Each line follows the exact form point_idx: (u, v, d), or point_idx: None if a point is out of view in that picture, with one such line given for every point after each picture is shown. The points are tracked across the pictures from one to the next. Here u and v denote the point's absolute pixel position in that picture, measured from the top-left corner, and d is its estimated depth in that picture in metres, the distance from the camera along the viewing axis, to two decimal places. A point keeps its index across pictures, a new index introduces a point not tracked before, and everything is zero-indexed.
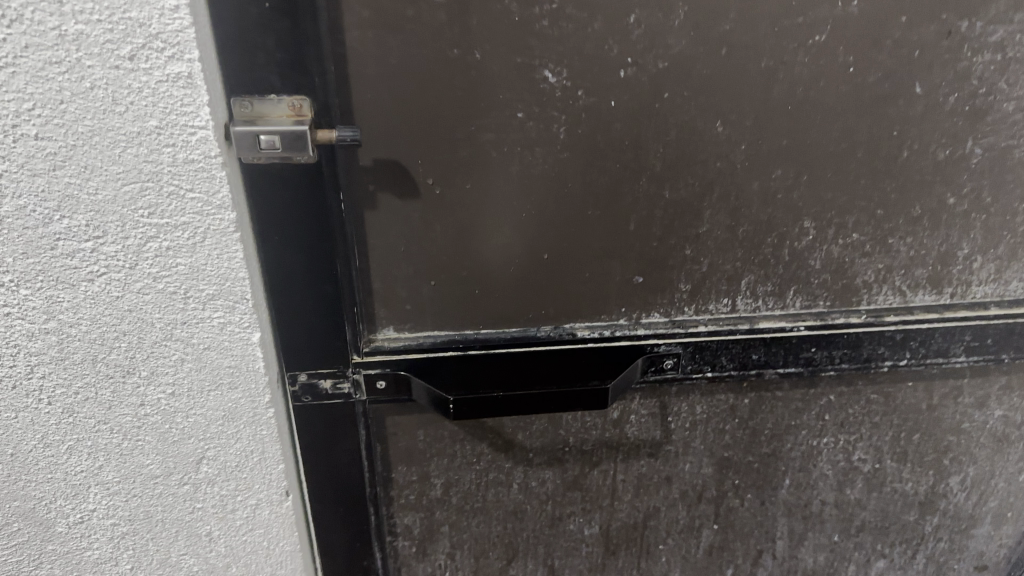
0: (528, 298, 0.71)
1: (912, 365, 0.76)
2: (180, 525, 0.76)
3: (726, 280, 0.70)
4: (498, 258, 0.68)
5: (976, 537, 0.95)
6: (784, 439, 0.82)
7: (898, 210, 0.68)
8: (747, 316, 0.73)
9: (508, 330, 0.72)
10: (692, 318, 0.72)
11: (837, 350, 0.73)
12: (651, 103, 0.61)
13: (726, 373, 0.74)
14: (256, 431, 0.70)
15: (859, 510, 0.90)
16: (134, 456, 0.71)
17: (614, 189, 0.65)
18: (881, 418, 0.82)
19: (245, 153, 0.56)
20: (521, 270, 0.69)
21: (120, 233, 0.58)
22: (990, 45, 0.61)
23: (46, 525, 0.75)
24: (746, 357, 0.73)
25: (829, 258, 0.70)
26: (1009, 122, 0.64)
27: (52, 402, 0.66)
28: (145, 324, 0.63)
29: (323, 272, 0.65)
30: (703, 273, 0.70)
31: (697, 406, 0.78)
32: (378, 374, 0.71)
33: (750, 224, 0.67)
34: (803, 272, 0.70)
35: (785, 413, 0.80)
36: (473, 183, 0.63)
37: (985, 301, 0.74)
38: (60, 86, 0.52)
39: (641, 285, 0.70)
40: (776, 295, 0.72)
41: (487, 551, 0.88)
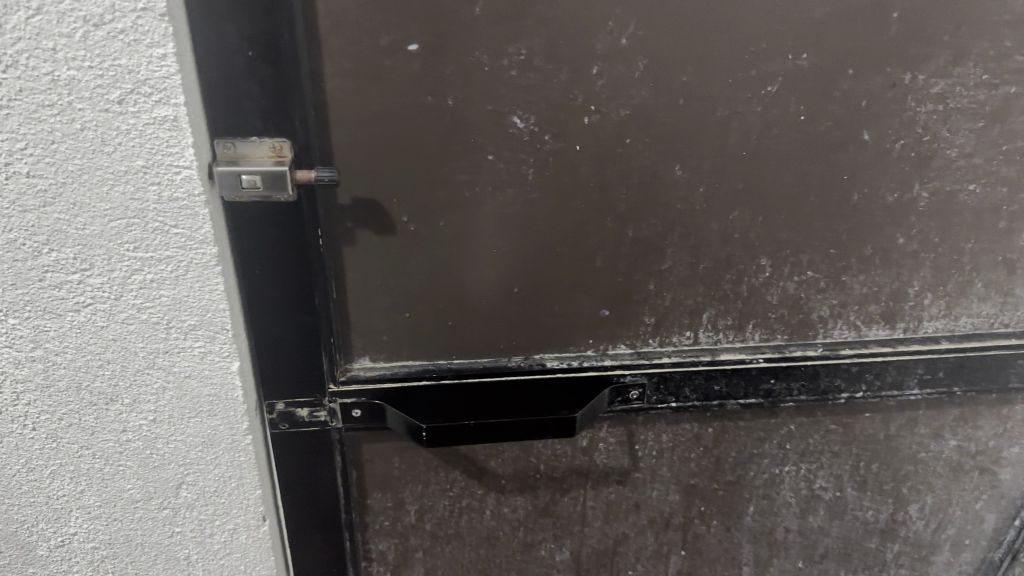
0: (500, 330, 0.74)
1: (869, 397, 0.79)
2: (159, 550, 0.78)
3: (689, 313, 0.73)
4: (470, 291, 0.71)
5: (937, 564, 0.98)
6: (748, 468, 0.85)
7: (851, 249, 0.71)
8: (709, 348, 0.76)
9: (480, 360, 0.75)
10: (656, 350, 0.76)
11: (795, 382, 0.77)
12: (615, 148, 0.64)
13: (690, 403, 0.77)
14: (234, 457, 0.72)
15: (822, 536, 0.93)
16: (115, 481, 0.73)
17: (581, 227, 0.68)
18: (841, 448, 0.85)
19: (227, 192, 0.59)
20: (493, 303, 0.72)
21: (106, 266, 0.61)
22: (933, 96, 0.64)
23: (28, 547, 0.77)
24: (708, 387, 0.76)
25: (786, 294, 0.73)
26: (953, 167, 0.68)
27: (36, 428, 0.69)
28: (128, 353, 0.65)
29: (301, 304, 0.67)
30: (667, 307, 0.73)
31: (663, 435, 0.81)
32: (354, 402, 0.74)
33: (710, 261, 0.70)
34: (762, 307, 0.74)
35: (748, 442, 0.83)
36: (446, 221, 0.67)
37: (936, 335, 0.78)
38: (52, 128, 0.55)
39: (608, 318, 0.73)
40: (736, 329, 0.75)
41: None
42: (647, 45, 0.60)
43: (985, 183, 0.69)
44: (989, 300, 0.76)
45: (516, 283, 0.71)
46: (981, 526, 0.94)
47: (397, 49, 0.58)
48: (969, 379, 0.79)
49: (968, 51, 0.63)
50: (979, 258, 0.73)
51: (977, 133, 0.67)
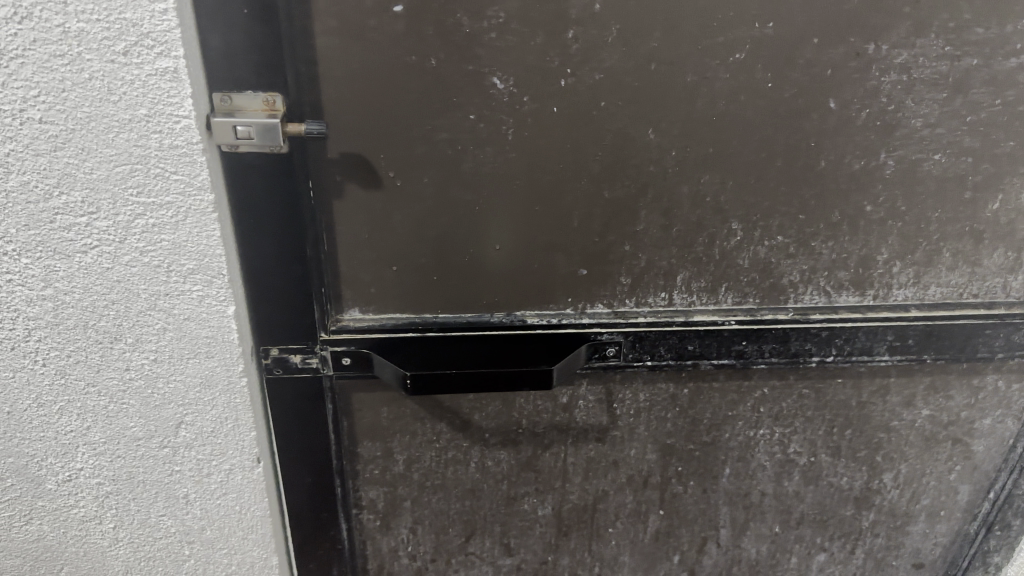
0: (482, 286, 0.77)
1: (839, 362, 0.82)
2: (160, 487, 0.83)
3: (663, 274, 0.77)
4: (453, 247, 0.75)
5: (913, 534, 1.00)
6: (723, 430, 0.88)
7: (819, 215, 0.74)
8: (683, 309, 0.79)
9: (464, 315, 0.79)
10: (633, 310, 0.79)
11: (766, 345, 0.80)
12: (590, 110, 0.68)
13: (664, 362, 0.80)
14: (230, 399, 0.77)
15: (797, 502, 0.96)
16: (119, 419, 0.78)
17: (557, 187, 0.71)
18: (814, 413, 0.88)
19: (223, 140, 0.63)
20: (475, 260, 0.76)
21: (111, 210, 0.65)
22: (895, 66, 0.67)
23: (37, 482, 0.82)
24: (682, 347, 0.79)
25: (757, 258, 0.76)
26: (918, 137, 0.71)
27: (46, 364, 0.74)
28: (132, 294, 0.70)
29: (292, 253, 0.72)
30: (642, 267, 0.76)
31: (639, 394, 0.85)
32: (343, 351, 0.78)
33: (683, 224, 0.73)
34: (733, 270, 0.77)
35: (723, 404, 0.86)
36: (430, 178, 0.70)
37: (906, 303, 0.80)
38: (63, 77, 0.60)
39: (585, 278, 0.77)
40: (709, 291, 0.78)
41: (447, 527, 0.95)
42: (618, 11, 0.63)
43: (949, 153, 0.72)
44: (957, 270, 0.79)
45: (498, 241, 0.74)
46: (955, 497, 0.97)
47: (383, 10, 0.62)
48: (937, 347, 0.82)
49: (928, 21, 0.66)
50: (945, 227, 0.76)
51: (939, 104, 0.69)
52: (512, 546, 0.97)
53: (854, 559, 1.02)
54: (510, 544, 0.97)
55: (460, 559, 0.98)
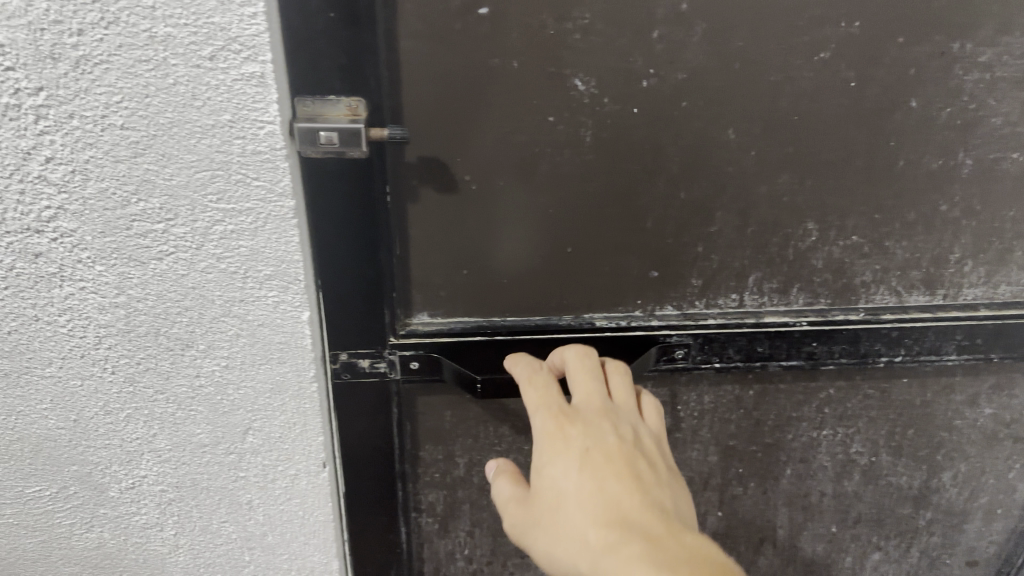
0: (551, 288, 0.77)
1: (907, 362, 0.82)
2: (223, 494, 0.82)
3: (735, 276, 0.76)
4: (525, 249, 0.74)
5: (969, 533, 1.00)
6: (786, 431, 0.88)
7: (894, 215, 0.74)
8: (753, 310, 0.78)
9: (532, 318, 0.78)
10: (702, 311, 0.78)
11: (836, 346, 0.79)
12: (671, 111, 0.67)
13: (733, 363, 0.80)
14: (300, 404, 0.76)
15: (856, 503, 0.96)
16: (186, 426, 0.77)
17: (633, 189, 0.71)
18: (877, 413, 0.88)
19: (305, 149, 0.63)
20: (546, 262, 0.75)
21: (189, 216, 0.65)
22: (979, 64, 0.67)
23: (100, 489, 0.82)
24: (751, 349, 0.79)
25: (830, 258, 0.76)
26: (997, 135, 0.70)
27: (115, 371, 0.73)
28: (206, 301, 0.69)
29: (366, 258, 0.71)
30: (714, 269, 0.76)
31: (704, 396, 0.84)
32: (411, 355, 0.77)
33: (758, 224, 0.73)
34: (806, 270, 0.76)
35: (788, 404, 0.86)
36: (506, 180, 0.70)
37: (975, 303, 0.80)
38: (146, 82, 0.59)
39: (656, 279, 0.76)
40: (781, 292, 0.78)
41: (505, 529, 0.95)
42: (706, 11, 0.62)
43: None
44: None
45: (570, 243, 0.74)
46: (1014, 496, 0.97)
47: (468, 12, 0.62)
48: (1006, 347, 0.82)
49: (1016, 19, 0.65)
50: (1019, 226, 0.76)
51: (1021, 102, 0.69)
52: None
53: (909, 557, 1.02)
54: None
55: (517, 561, 0.98)
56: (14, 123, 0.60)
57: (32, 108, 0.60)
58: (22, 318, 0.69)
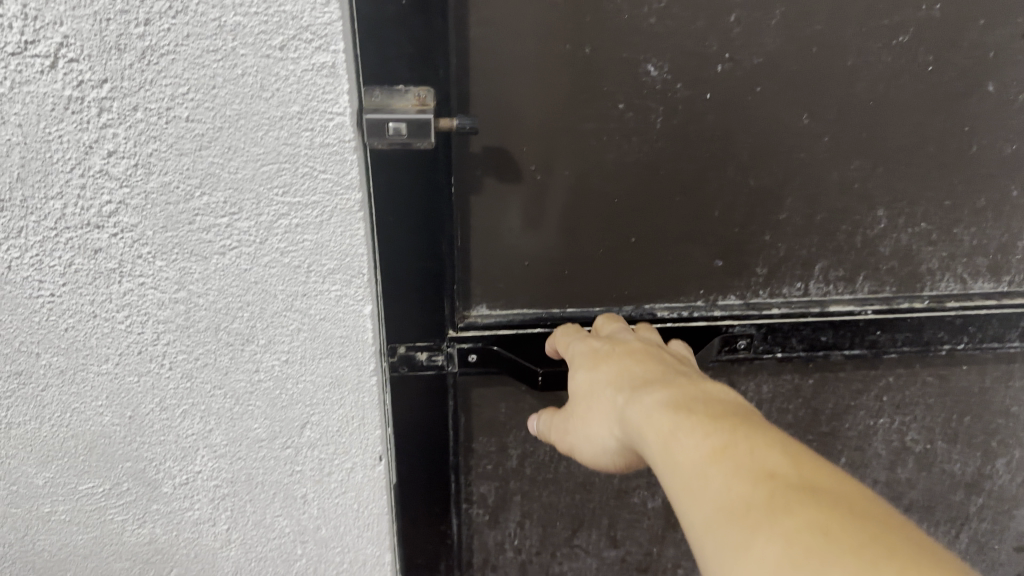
0: (613, 278, 0.75)
1: (970, 349, 0.80)
2: (279, 488, 0.81)
3: (801, 264, 0.75)
4: (587, 239, 0.73)
5: (1019, 519, 1.00)
6: (843, 420, 0.87)
7: (963, 202, 0.72)
8: (818, 300, 0.77)
9: (593, 309, 0.77)
10: (766, 301, 0.77)
11: (900, 336, 0.78)
12: (744, 96, 0.65)
13: (795, 353, 0.78)
14: (359, 398, 0.75)
15: (909, 490, 0.95)
16: (243, 420, 0.76)
17: (701, 176, 0.69)
18: (935, 400, 0.87)
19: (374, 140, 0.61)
20: (608, 251, 0.74)
21: (254, 210, 0.63)
22: None
23: (153, 485, 0.81)
24: (815, 338, 0.77)
25: (897, 246, 0.74)
26: None
27: (173, 367, 0.72)
28: (268, 295, 0.68)
29: (429, 250, 0.69)
30: (780, 257, 0.74)
31: (763, 385, 0.83)
32: (471, 348, 0.76)
33: (827, 212, 0.72)
34: (872, 258, 0.75)
35: (846, 393, 0.85)
36: (571, 169, 0.68)
37: None
38: (214, 73, 0.57)
39: (720, 269, 0.75)
40: (846, 280, 0.76)
41: (555, 520, 0.95)
42: None
43: None
44: None
45: (635, 232, 0.72)
46: None
47: None
48: None
49: None
50: None
51: None
52: (618, 539, 0.98)
53: (958, 543, 1.01)
54: (616, 537, 0.98)
55: (566, 550, 0.98)
56: (76, 116, 0.58)
57: (96, 101, 0.58)
58: (80, 315, 0.68)
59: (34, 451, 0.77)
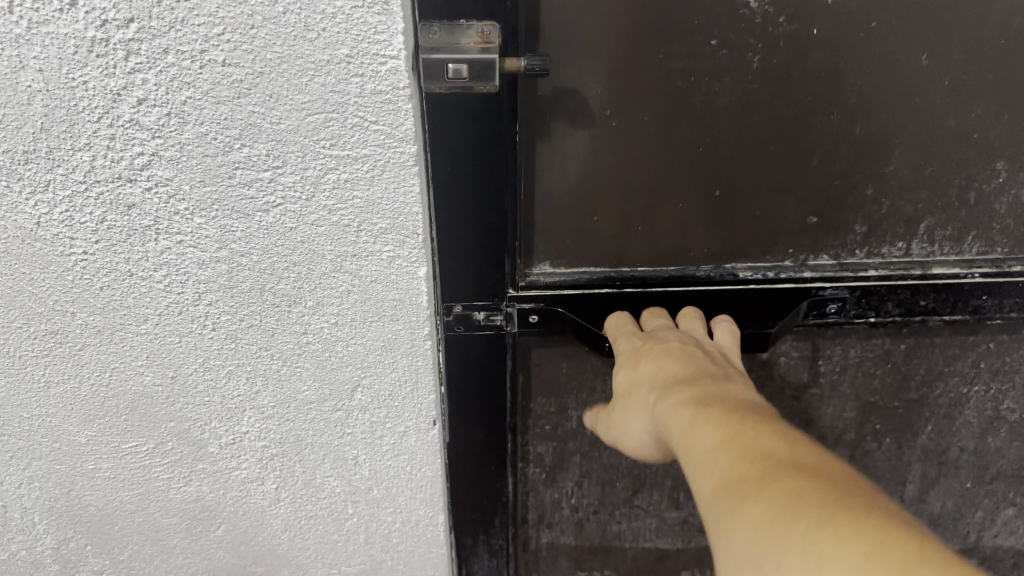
0: (695, 236, 0.75)
1: None
2: (328, 449, 0.78)
3: (904, 222, 0.74)
4: (670, 195, 0.72)
5: None
6: (935, 386, 0.86)
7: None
8: (919, 261, 0.77)
9: (669, 269, 0.76)
10: (862, 262, 0.77)
11: (987, 300, 0.77)
12: (857, 32, 0.64)
13: (891, 318, 0.78)
14: (412, 362, 0.70)
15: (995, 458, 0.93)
16: (292, 381, 0.72)
17: (800, 122, 0.69)
18: None
19: (431, 82, 0.56)
20: (692, 206, 0.73)
21: (299, 164, 0.57)
22: None
23: (199, 445, 0.77)
24: (913, 302, 0.77)
25: (1015, 202, 0.74)
26: None
27: (216, 328, 0.67)
28: (316, 255, 0.62)
29: (490, 204, 0.68)
30: (881, 214, 0.74)
31: (850, 350, 0.83)
32: (531, 308, 0.74)
33: (938, 163, 0.71)
34: (989, 216, 0.75)
35: (941, 358, 0.84)
36: (669, 122, 0.68)
37: None
38: (252, 11, 0.50)
39: (814, 225, 0.75)
40: (953, 240, 0.76)
41: (614, 481, 0.92)
42: None
43: None
44: None
45: (722, 187, 0.72)
46: None
47: None
48: None
49: None
50: None
51: None
52: (680, 502, 0.95)
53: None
54: (679, 500, 0.95)
55: (625, 510, 0.96)
56: (101, 60, 0.52)
57: (122, 43, 0.52)
58: (115, 273, 0.63)
59: (75, 410, 0.74)
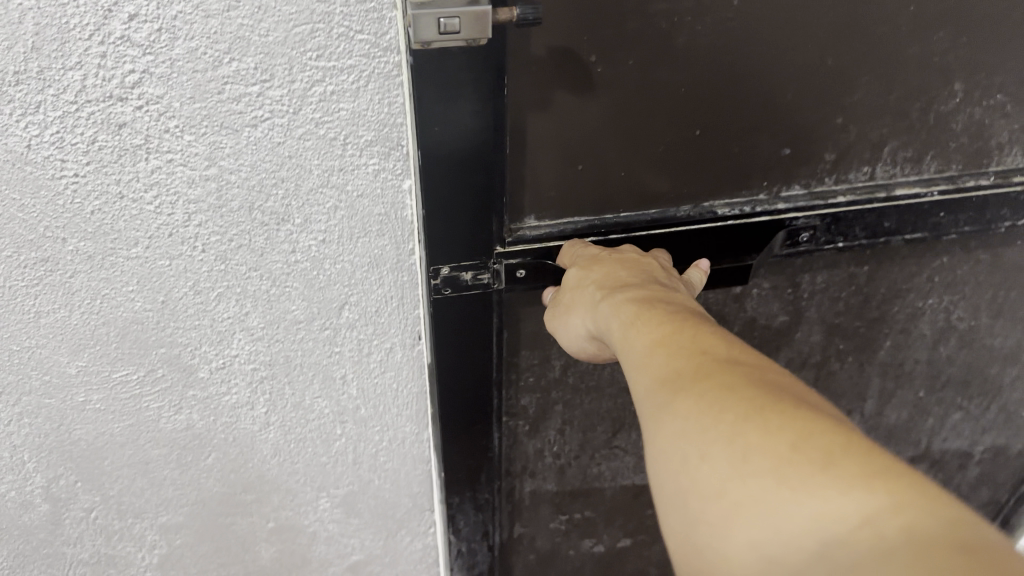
0: (680, 176, 0.80)
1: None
2: (317, 369, 0.80)
3: (871, 148, 0.82)
4: (655, 137, 0.76)
5: None
6: (893, 303, 0.97)
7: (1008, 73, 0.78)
8: (884, 183, 0.85)
9: (648, 212, 0.82)
10: (831, 190, 0.84)
11: (922, 224, 0.87)
12: None
13: (857, 240, 0.87)
14: (398, 277, 0.73)
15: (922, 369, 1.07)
16: (281, 302, 0.74)
17: (776, 56, 0.73)
18: (982, 279, 0.96)
19: (422, 33, 0.58)
20: (671, 147, 0.77)
21: (287, 77, 0.59)
22: None
23: (189, 370, 0.79)
24: (878, 226, 0.86)
25: (972, 119, 0.81)
26: None
27: (205, 250, 0.69)
28: (303, 171, 0.65)
29: (479, 161, 0.70)
30: (849, 142, 0.81)
31: (816, 277, 0.92)
32: (518, 263, 0.79)
33: (903, 89, 0.78)
34: (948, 138, 0.82)
35: (901, 277, 0.94)
36: (634, 58, 0.70)
37: None
38: None
39: (787, 156, 0.81)
40: (913, 161, 0.83)
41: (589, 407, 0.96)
42: None
43: None
44: None
45: (701, 123, 0.76)
46: None
47: None
48: None
49: None
50: None
51: None
52: None
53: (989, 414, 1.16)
54: None
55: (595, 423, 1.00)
56: None
57: None
58: (106, 196, 0.65)
59: (66, 340, 0.75)
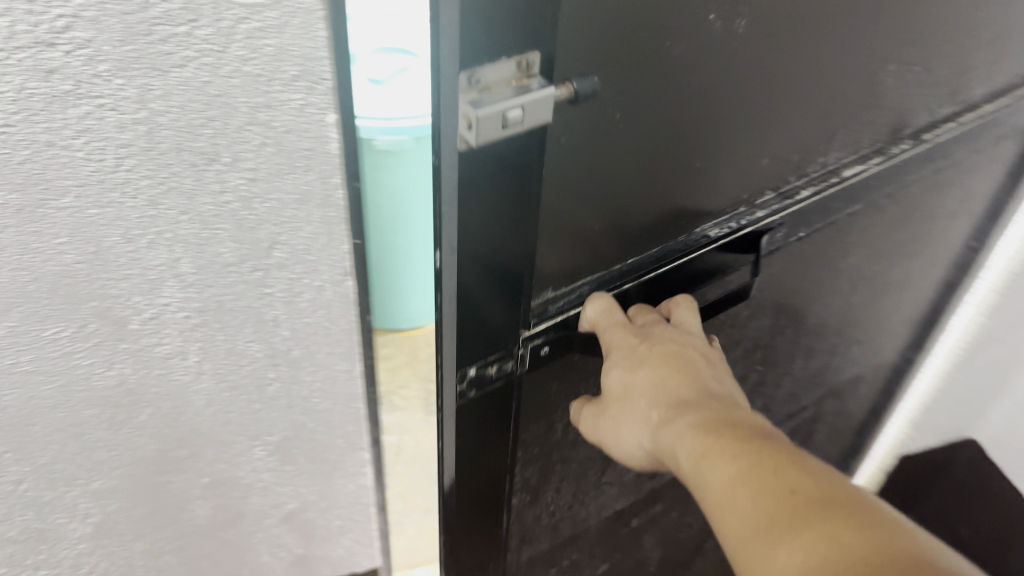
0: (671, 208, 0.88)
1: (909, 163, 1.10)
2: (249, 312, 0.84)
3: (807, 140, 0.94)
4: (646, 157, 0.79)
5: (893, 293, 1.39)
6: (815, 267, 1.16)
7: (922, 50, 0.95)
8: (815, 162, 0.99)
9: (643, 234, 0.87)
10: (774, 176, 0.97)
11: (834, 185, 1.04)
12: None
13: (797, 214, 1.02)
14: (325, 212, 0.78)
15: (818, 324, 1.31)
16: (212, 245, 0.77)
17: (749, 88, 0.81)
18: (873, 226, 1.18)
19: (483, 132, 0.62)
20: (668, 184, 0.84)
21: (214, 16, 0.62)
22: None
23: (121, 323, 0.81)
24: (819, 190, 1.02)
25: (882, 101, 0.98)
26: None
27: (136, 196, 0.72)
28: (231, 108, 0.68)
29: (517, 226, 0.74)
30: (790, 142, 0.93)
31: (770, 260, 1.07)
32: (539, 315, 0.86)
33: (832, 94, 0.91)
34: (861, 124, 0.98)
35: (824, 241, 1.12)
36: (652, 108, 0.74)
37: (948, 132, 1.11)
38: None
39: (750, 165, 0.91)
40: (838, 145, 0.99)
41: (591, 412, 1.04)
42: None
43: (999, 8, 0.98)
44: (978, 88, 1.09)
45: (690, 160, 0.83)
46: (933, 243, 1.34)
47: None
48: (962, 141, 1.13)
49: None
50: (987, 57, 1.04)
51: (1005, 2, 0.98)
52: None
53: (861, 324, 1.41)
54: None
55: None
56: None
57: None
58: (35, 144, 0.66)
59: None
